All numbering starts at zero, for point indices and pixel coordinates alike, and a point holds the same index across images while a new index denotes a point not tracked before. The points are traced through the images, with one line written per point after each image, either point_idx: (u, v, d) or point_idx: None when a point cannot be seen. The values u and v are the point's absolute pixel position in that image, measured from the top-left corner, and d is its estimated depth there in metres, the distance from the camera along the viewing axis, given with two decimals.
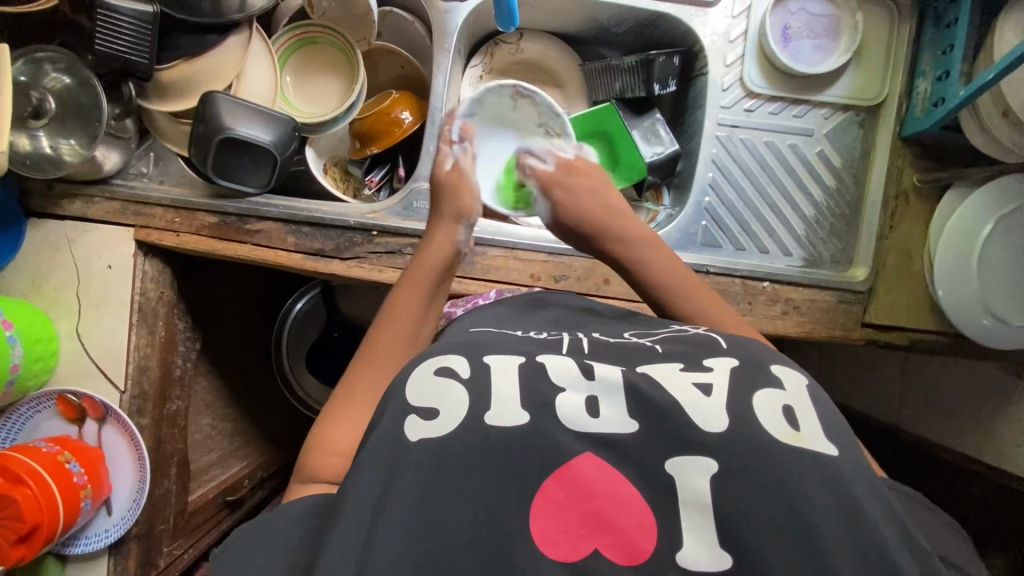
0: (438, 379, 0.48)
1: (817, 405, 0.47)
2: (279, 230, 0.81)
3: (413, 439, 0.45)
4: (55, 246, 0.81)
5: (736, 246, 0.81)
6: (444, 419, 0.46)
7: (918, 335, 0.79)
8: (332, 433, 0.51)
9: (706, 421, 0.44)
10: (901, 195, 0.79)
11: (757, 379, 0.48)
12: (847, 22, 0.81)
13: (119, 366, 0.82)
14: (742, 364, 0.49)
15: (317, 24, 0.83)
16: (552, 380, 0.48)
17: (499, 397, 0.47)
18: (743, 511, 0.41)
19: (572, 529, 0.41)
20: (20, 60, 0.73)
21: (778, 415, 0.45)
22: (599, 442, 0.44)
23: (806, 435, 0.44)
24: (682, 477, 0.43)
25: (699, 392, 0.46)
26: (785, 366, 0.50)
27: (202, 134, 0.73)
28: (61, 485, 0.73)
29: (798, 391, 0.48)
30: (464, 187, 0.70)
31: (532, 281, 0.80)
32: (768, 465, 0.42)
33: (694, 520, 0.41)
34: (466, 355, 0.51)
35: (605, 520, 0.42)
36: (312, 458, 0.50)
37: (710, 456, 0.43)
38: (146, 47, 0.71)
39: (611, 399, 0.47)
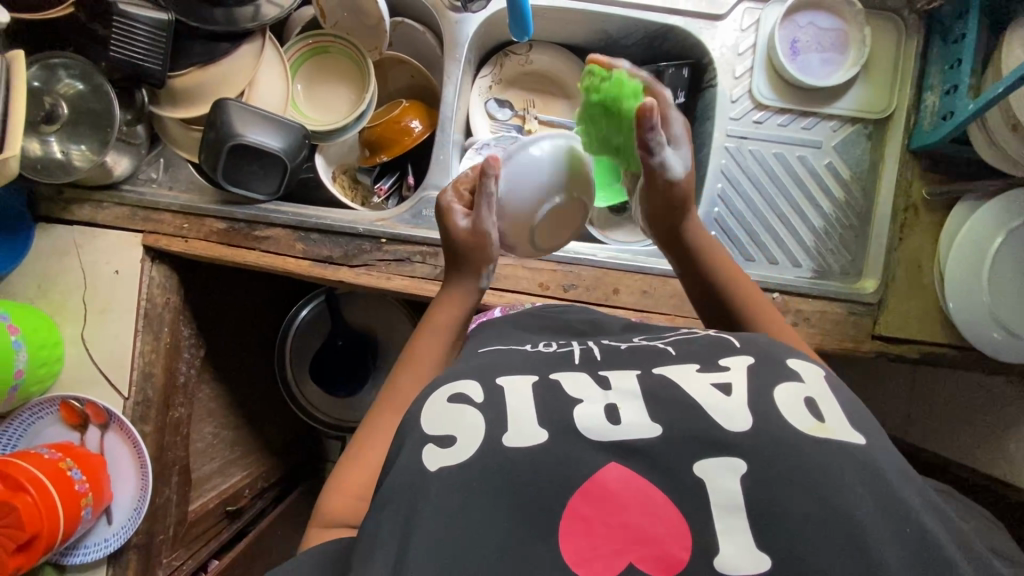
0: (452, 407, 0.48)
1: (838, 397, 0.46)
2: (288, 237, 0.80)
3: (433, 468, 0.44)
4: (62, 251, 0.81)
5: (746, 257, 0.81)
6: (462, 445, 0.45)
7: (930, 348, 0.78)
8: (350, 478, 0.52)
9: (729, 419, 0.43)
10: (910, 208, 0.79)
11: (775, 371, 0.47)
12: (855, 35, 0.81)
13: (124, 372, 0.81)
14: (758, 361, 0.49)
15: (329, 34, 0.84)
16: (569, 396, 0.48)
17: (513, 417, 0.46)
18: (775, 512, 0.39)
19: (604, 546, 0.40)
20: (35, 65, 0.73)
21: (803, 410, 0.44)
22: (622, 450, 0.44)
23: (830, 426, 0.43)
24: (710, 480, 0.41)
25: (718, 392, 0.46)
26: (801, 360, 0.50)
27: (213, 141, 0.74)
28: (62, 492, 0.72)
29: (818, 383, 0.47)
30: (482, 243, 0.64)
31: (540, 290, 0.80)
32: (807, 467, 0.40)
33: (730, 522, 0.40)
34: (478, 378, 0.50)
35: (638, 532, 0.41)
36: (330, 503, 0.52)
37: (736, 455, 0.42)
38: (161, 54, 0.72)
39: (631, 405, 0.46)
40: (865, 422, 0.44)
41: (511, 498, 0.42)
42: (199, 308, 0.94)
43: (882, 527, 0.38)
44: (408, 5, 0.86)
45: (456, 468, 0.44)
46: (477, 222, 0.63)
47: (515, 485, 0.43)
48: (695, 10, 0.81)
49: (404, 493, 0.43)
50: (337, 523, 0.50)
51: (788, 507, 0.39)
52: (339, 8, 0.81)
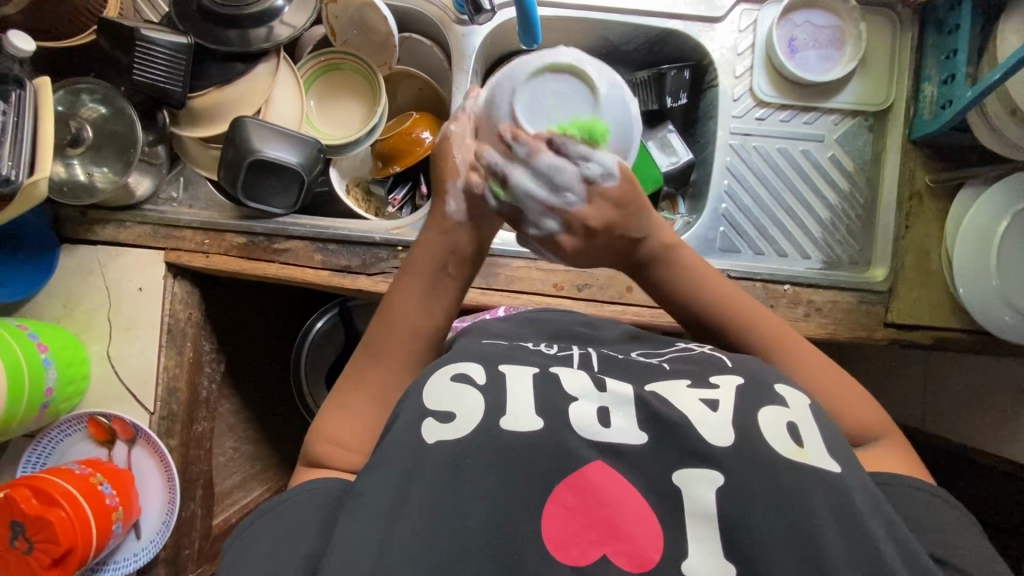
0: (456, 385, 0.49)
1: (818, 423, 0.48)
2: (307, 248, 0.82)
3: (430, 439, 0.46)
4: (86, 270, 0.83)
5: (756, 251, 0.83)
6: (460, 421, 0.47)
7: (942, 333, 0.79)
8: (342, 426, 0.53)
9: (711, 433, 0.46)
10: (915, 197, 0.81)
11: (763, 394, 0.49)
12: (851, 31, 0.83)
13: (149, 388, 0.83)
14: (746, 382, 0.50)
15: (340, 51, 0.87)
16: (564, 390, 0.49)
17: (512, 403, 0.48)
18: (745, 523, 0.42)
19: (583, 535, 0.43)
20: (61, 90, 0.76)
21: (784, 433, 0.46)
22: (610, 452, 0.46)
23: (808, 451, 0.45)
24: (687, 488, 0.44)
25: (705, 407, 0.48)
26: (787, 385, 0.51)
27: (232, 159, 0.77)
28: (94, 506, 0.74)
29: (802, 409, 0.49)
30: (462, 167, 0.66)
31: (555, 291, 0.82)
32: (783, 490, 0.43)
33: (699, 531, 0.43)
34: (480, 362, 0.51)
35: (616, 528, 0.43)
36: (321, 447, 0.52)
37: (715, 468, 0.44)
38: (180, 76, 0.75)
39: (622, 410, 0.48)
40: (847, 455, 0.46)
41: (505, 492, 0.43)
42: (220, 324, 0.96)
43: (834, 531, 0.42)
44: (416, 21, 0.89)
45: (453, 442, 0.46)
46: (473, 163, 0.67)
47: (510, 480, 0.44)
48: (693, 14, 0.84)
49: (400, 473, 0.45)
50: (322, 464, 0.51)
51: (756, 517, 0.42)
52: (352, 27, 0.87)
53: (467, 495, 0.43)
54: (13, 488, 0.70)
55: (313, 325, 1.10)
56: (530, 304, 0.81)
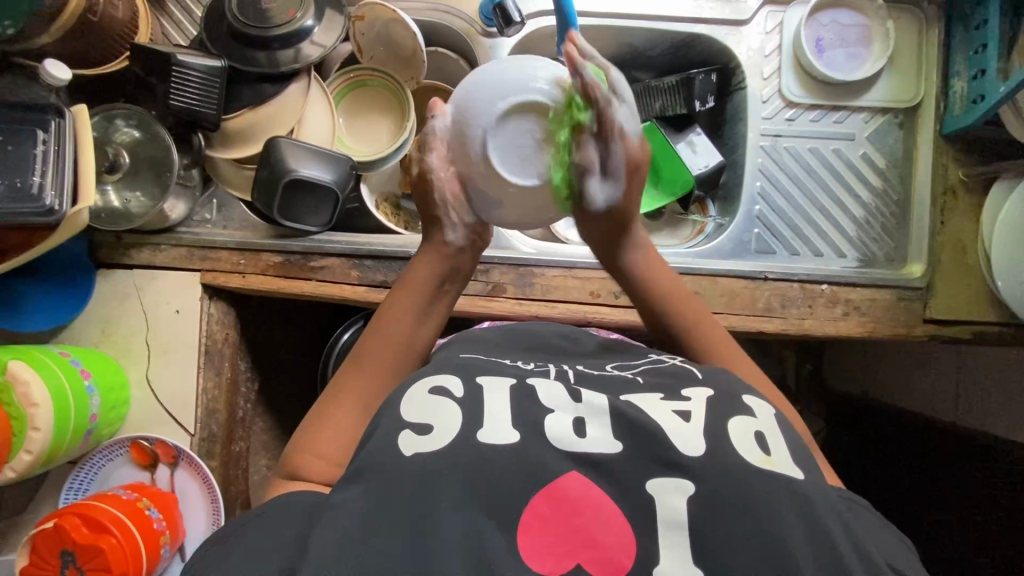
0: (434, 398, 0.50)
1: (784, 433, 0.51)
2: (343, 265, 0.82)
3: (408, 452, 0.46)
4: (122, 294, 0.83)
5: (791, 251, 0.83)
6: (438, 432, 0.47)
7: (982, 328, 0.79)
8: (321, 439, 0.54)
9: (683, 443, 0.47)
10: (949, 191, 0.80)
11: (732, 406, 0.51)
12: (879, 29, 0.84)
13: (189, 410, 0.83)
14: (717, 394, 0.53)
15: (367, 67, 0.87)
16: (541, 402, 0.50)
17: (490, 415, 0.49)
18: (717, 533, 0.43)
19: (558, 545, 0.43)
20: (96, 116, 0.77)
21: (751, 441, 0.48)
22: (584, 462, 0.46)
23: (775, 459, 0.47)
24: (660, 497, 0.45)
25: (678, 418, 0.49)
26: (755, 397, 0.54)
27: (268, 178, 0.77)
28: (144, 532, 0.73)
29: (768, 418, 0.52)
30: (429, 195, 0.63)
31: (592, 298, 0.82)
32: (753, 499, 0.44)
33: (670, 538, 0.43)
34: (461, 375, 0.53)
35: (588, 536, 0.43)
36: (301, 458, 0.53)
37: (686, 477, 0.45)
38: (214, 97, 0.75)
39: (597, 421, 0.49)
40: (808, 464, 0.49)
41: (481, 505, 0.44)
42: (253, 342, 0.97)
43: (797, 533, 0.43)
44: (442, 35, 0.89)
45: (431, 454, 0.46)
46: (424, 166, 0.61)
47: (487, 494, 0.44)
48: (720, 17, 0.84)
49: (377, 478, 0.45)
50: (300, 476, 0.52)
51: (727, 529, 0.43)
52: (379, 44, 0.87)
53: (445, 508, 0.43)
54: (61, 517, 0.70)
55: (339, 336, 1.09)
56: (568, 313, 0.81)
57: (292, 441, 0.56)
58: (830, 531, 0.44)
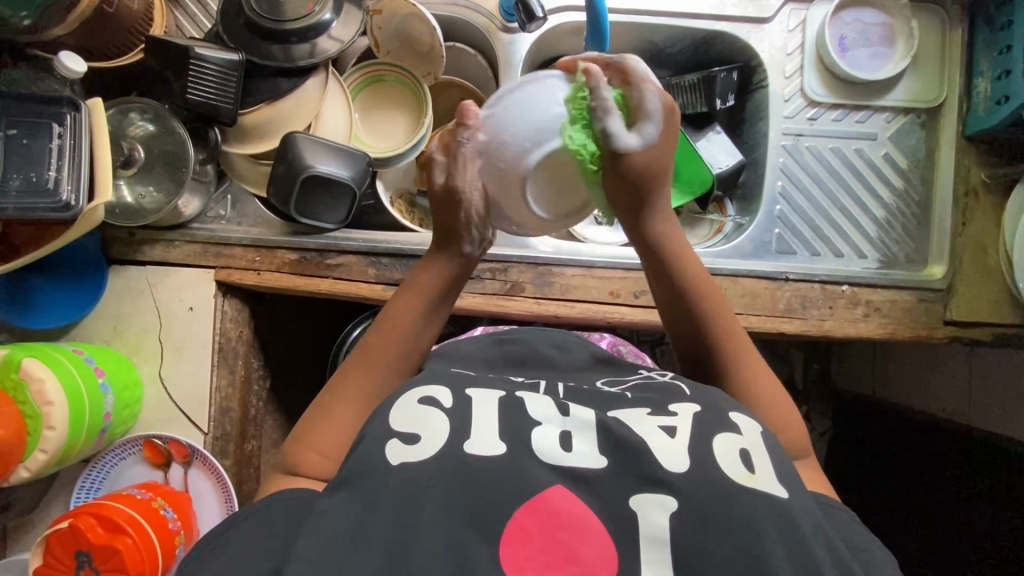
0: (421, 407, 0.50)
1: (770, 450, 0.49)
2: (359, 263, 0.81)
3: (395, 462, 0.46)
4: (135, 291, 0.82)
5: (811, 251, 0.82)
6: (424, 444, 0.47)
7: (1003, 329, 0.78)
8: (319, 432, 0.53)
9: (668, 460, 0.46)
10: (971, 191, 0.80)
11: (717, 421, 0.50)
12: (902, 28, 0.83)
13: (202, 409, 0.82)
14: (705, 410, 0.51)
15: (385, 62, 0.86)
16: (528, 415, 0.50)
17: (477, 425, 0.48)
18: (698, 549, 0.42)
19: (540, 558, 0.42)
20: (112, 109, 0.76)
21: (736, 459, 0.47)
22: (572, 477, 0.46)
23: (760, 477, 0.46)
24: (643, 513, 0.44)
25: (664, 434, 0.48)
26: (741, 413, 0.53)
27: (285, 174, 0.76)
28: (157, 530, 0.72)
29: (754, 435, 0.50)
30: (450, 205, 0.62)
31: (612, 298, 0.81)
32: (732, 514, 0.43)
33: (652, 552, 0.43)
34: (451, 386, 0.52)
35: (571, 551, 0.43)
36: (298, 451, 0.52)
37: (670, 494, 0.45)
38: (231, 92, 0.74)
39: (583, 434, 0.48)
40: (790, 479, 0.47)
41: (462, 520, 0.43)
42: (264, 340, 0.96)
43: (781, 550, 0.42)
44: (460, 30, 0.88)
45: (416, 464, 0.46)
46: (450, 179, 0.61)
47: (469, 508, 0.44)
48: (742, 15, 0.83)
49: (365, 490, 0.44)
50: (297, 471, 0.51)
51: (708, 547, 0.42)
52: (395, 39, 0.86)
53: (426, 518, 0.43)
54: (76, 517, 0.69)
55: (348, 333, 1.07)
56: (587, 312, 0.81)
57: (291, 433, 0.54)
58: (812, 547, 0.43)
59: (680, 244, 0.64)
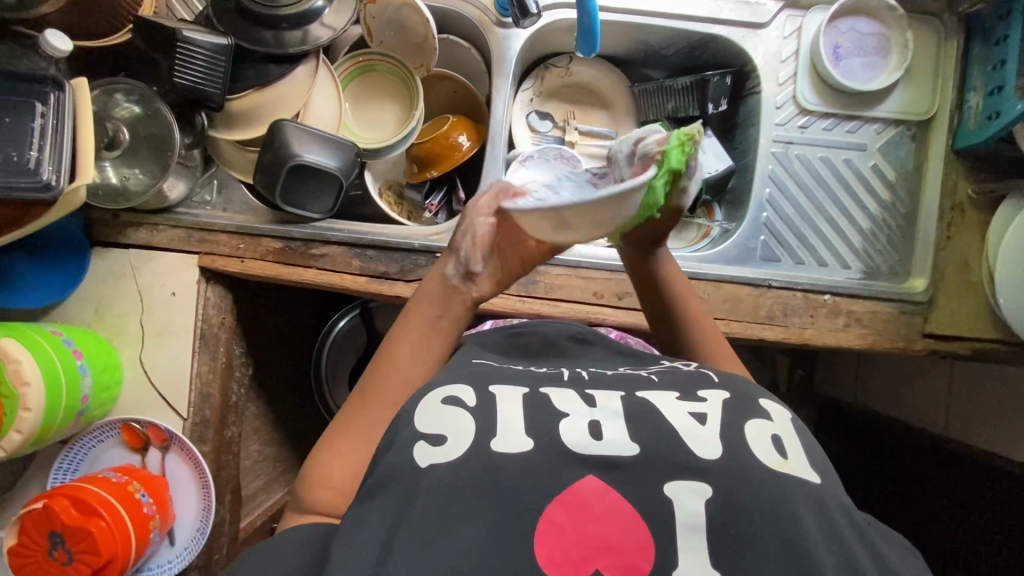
0: (446, 407, 0.50)
1: (800, 437, 0.51)
2: (344, 253, 0.81)
3: (423, 464, 0.46)
4: (118, 273, 0.82)
5: (796, 260, 0.82)
6: (450, 445, 0.47)
7: (981, 344, 0.79)
8: (321, 472, 0.53)
9: (701, 448, 0.47)
10: (957, 207, 0.80)
11: (749, 409, 0.51)
12: (897, 39, 0.83)
13: (182, 393, 0.82)
14: (733, 397, 0.53)
15: (378, 52, 0.85)
16: (556, 407, 0.50)
17: (503, 425, 0.48)
18: (733, 541, 0.43)
19: (575, 551, 0.42)
20: (96, 90, 0.75)
21: (767, 443, 0.48)
22: (602, 465, 0.46)
23: (792, 463, 0.48)
24: (677, 500, 0.44)
25: (693, 420, 0.49)
26: (771, 400, 0.54)
27: (271, 161, 0.75)
28: (133, 515, 0.73)
29: (783, 421, 0.52)
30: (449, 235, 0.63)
31: (595, 298, 0.81)
32: (766, 503, 0.44)
33: (688, 541, 0.43)
34: (471, 383, 0.53)
35: (607, 542, 0.43)
36: (310, 490, 0.52)
37: (703, 480, 0.45)
38: (219, 77, 0.73)
39: (612, 423, 0.49)
40: (824, 469, 0.49)
41: (494, 509, 0.44)
42: (249, 327, 0.96)
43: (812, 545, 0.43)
44: (454, 23, 0.87)
45: (447, 466, 0.46)
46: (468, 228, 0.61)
47: (498, 496, 0.44)
48: (737, 19, 0.83)
49: (398, 494, 0.45)
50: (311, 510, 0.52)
51: (747, 538, 0.43)
52: (388, 28, 0.85)
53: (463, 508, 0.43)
54: (51, 498, 0.69)
55: (335, 324, 1.11)
56: (571, 312, 0.81)
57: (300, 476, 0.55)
58: (845, 540, 0.44)
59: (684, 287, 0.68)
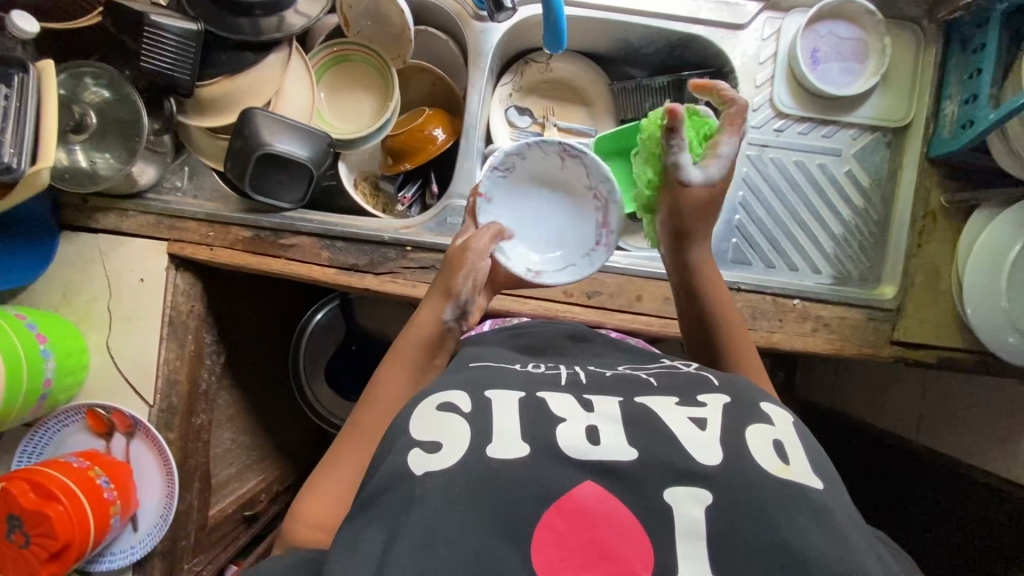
0: (441, 414, 0.49)
1: (802, 441, 0.48)
2: (313, 244, 0.81)
3: (418, 472, 0.45)
4: (87, 258, 0.82)
5: (767, 264, 0.82)
6: (446, 451, 0.46)
7: (949, 353, 0.79)
8: (312, 508, 0.54)
9: (701, 453, 0.45)
10: (929, 215, 0.80)
11: (748, 414, 0.49)
12: (875, 45, 0.82)
13: (147, 379, 0.82)
14: (734, 402, 0.50)
15: (353, 42, 0.84)
16: (552, 412, 0.49)
17: (499, 429, 0.48)
18: (740, 548, 0.41)
19: (573, 558, 0.42)
20: (63, 73, 0.74)
21: (769, 449, 0.46)
22: (600, 470, 0.45)
23: (793, 469, 0.45)
24: (677, 507, 0.43)
25: (693, 426, 0.48)
26: (773, 404, 0.52)
27: (240, 149, 0.74)
28: (92, 501, 0.72)
29: (785, 425, 0.49)
30: (457, 263, 0.67)
31: (564, 297, 0.81)
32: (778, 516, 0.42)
33: (689, 548, 0.42)
34: (468, 389, 0.52)
35: (605, 548, 0.42)
36: (296, 527, 0.54)
37: (704, 486, 0.44)
38: (189, 63, 0.72)
39: (610, 428, 0.48)
40: (830, 476, 0.47)
41: (489, 511, 0.43)
42: (221, 316, 0.95)
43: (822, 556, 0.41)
44: (432, 14, 0.87)
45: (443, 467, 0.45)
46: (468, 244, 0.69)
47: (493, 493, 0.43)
48: (716, 20, 0.82)
49: (398, 504, 0.44)
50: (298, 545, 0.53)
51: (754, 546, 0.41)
52: (364, 18, 0.83)
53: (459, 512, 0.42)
54: (10, 482, 0.69)
55: (311, 318, 1.11)
56: (539, 309, 0.81)
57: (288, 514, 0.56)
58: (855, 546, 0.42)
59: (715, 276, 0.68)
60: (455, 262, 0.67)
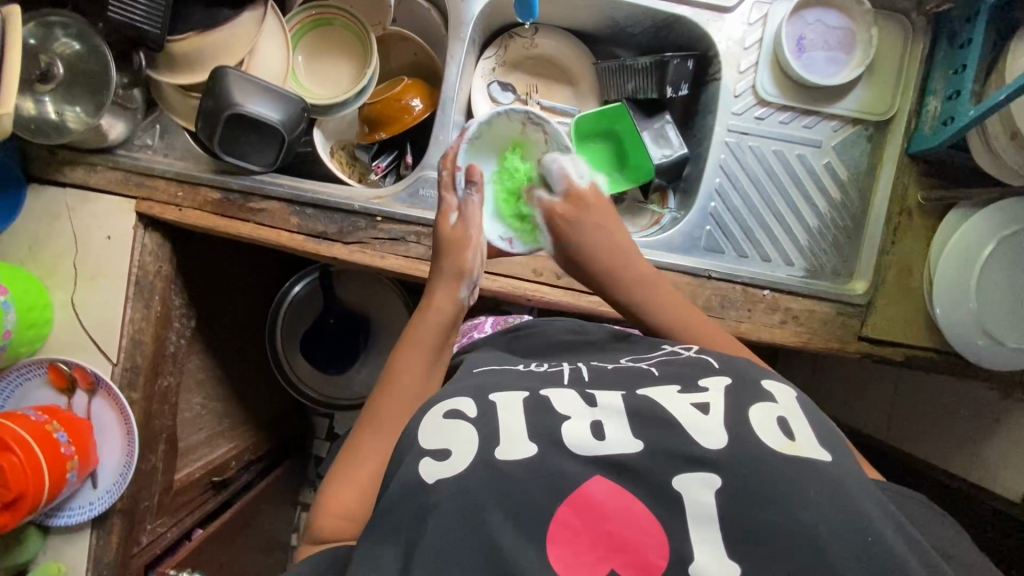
0: (448, 422, 0.48)
1: (808, 416, 0.47)
2: (283, 210, 0.80)
3: (430, 481, 0.44)
4: (54, 213, 0.81)
5: (739, 253, 0.82)
6: (456, 458, 0.45)
7: (915, 352, 0.79)
8: (337, 497, 0.53)
9: (708, 438, 0.44)
10: (905, 212, 0.79)
11: (752, 393, 0.48)
12: (863, 35, 0.81)
13: (112, 337, 0.81)
14: (735, 381, 0.50)
15: (334, 5, 0.84)
16: (556, 410, 0.48)
17: (506, 433, 0.46)
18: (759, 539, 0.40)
19: (591, 553, 0.42)
20: (32, 22, 0.73)
21: (776, 428, 0.45)
22: (611, 465, 0.44)
23: (800, 444, 0.44)
24: (687, 493, 0.42)
25: (697, 411, 0.46)
26: (774, 380, 0.51)
27: (211, 109, 0.73)
28: (48, 454, 0.72)
29: (789, 400, 0.48)
30: (468, 243, 0.68)
31: (534, 276, 0.81)
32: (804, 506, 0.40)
33: (702, 533, 0.41)
34: (473, 396, 0.50)
35: (621, 541, 0.42)
36: (323, 521, 0.53)
37: (714, 470, 0.43)
38: (160, 17, 0.71)
39: (612, 422, 0.47)
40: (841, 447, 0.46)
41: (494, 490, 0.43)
42: (194, 280, 0.94)
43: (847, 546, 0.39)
44: None
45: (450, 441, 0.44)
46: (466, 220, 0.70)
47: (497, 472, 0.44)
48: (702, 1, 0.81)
49: (411, 510, 0.44)
50: (325, 538, 0.53)
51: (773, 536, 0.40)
52: None
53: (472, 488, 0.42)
54: None
55: (290, 291, 1.09)
56: (507, 287, 0.80)
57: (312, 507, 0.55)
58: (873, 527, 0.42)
59: (649, 293, 0.66)
60: (458, 241, 0.68)
